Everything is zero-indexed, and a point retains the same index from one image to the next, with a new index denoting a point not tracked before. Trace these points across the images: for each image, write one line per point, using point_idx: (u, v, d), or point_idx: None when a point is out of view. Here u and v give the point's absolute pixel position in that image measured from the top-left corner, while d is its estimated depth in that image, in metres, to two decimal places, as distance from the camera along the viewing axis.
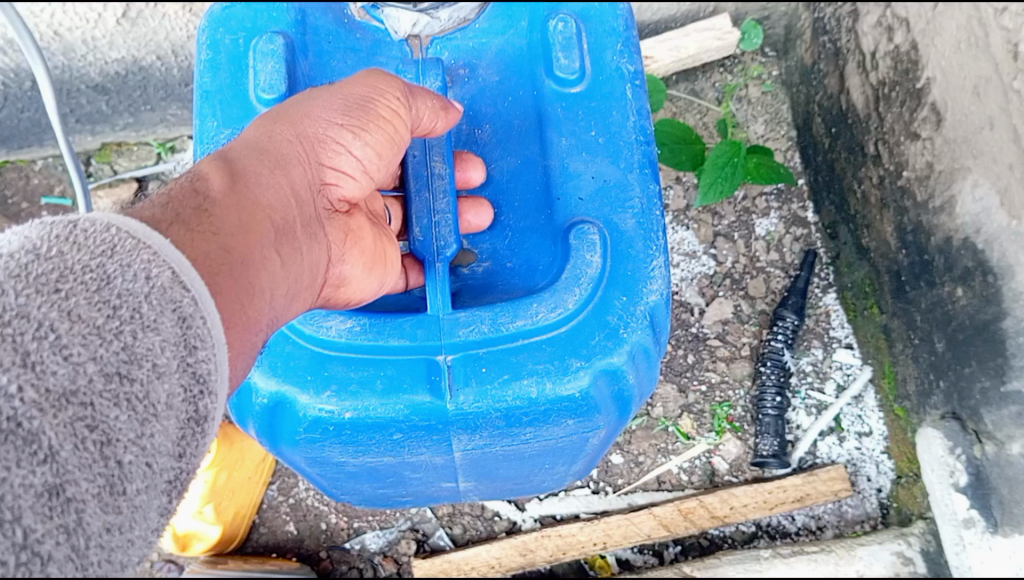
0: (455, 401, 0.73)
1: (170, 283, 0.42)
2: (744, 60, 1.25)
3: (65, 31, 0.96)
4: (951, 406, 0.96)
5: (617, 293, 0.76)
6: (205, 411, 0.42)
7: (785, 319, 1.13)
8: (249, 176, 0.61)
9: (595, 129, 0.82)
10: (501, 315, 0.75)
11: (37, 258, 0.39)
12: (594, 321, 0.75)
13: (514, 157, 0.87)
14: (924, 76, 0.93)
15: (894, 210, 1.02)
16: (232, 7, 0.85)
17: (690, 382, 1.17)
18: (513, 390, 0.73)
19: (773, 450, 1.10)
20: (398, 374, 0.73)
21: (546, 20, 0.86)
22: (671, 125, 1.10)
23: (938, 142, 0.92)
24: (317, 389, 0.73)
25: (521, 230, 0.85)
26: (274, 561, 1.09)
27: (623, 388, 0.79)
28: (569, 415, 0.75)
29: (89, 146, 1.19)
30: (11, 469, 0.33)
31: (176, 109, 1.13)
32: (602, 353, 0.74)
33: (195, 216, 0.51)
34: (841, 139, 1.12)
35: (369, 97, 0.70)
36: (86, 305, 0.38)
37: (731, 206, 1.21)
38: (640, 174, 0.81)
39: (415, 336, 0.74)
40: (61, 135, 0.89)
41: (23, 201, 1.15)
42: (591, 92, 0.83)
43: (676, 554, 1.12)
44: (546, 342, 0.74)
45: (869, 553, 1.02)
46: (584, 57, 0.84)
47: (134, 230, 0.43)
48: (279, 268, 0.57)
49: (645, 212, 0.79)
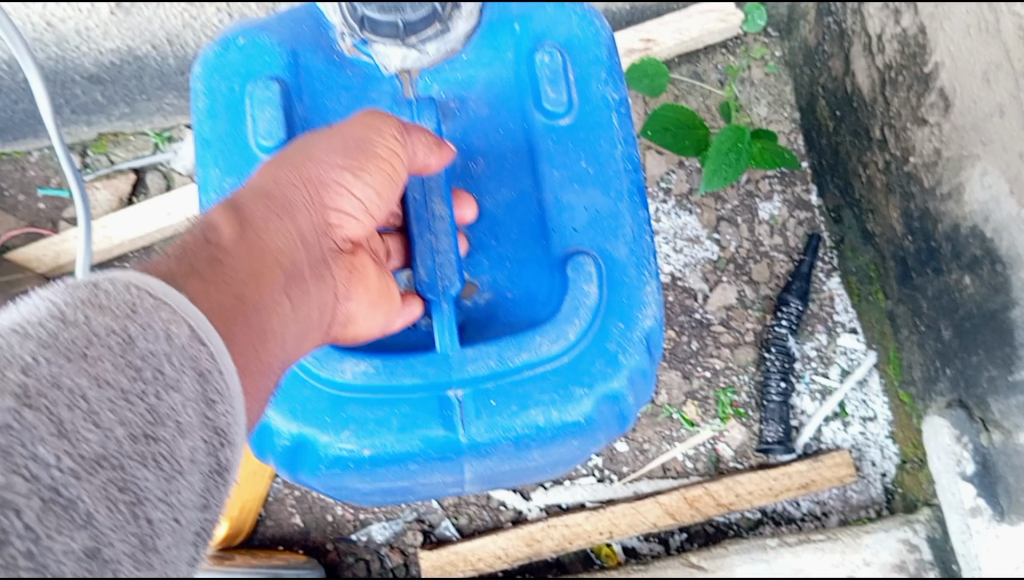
0: (467, 433, 0.75)
1: (190, 340, 0.44)
2: (747, 41, 1.23)
3: (58, 22, 0.96)
4: (958, 393, 0.95)
5: (615, 321, 0.78)
6: (227, 462, 0.44)
7: (790, 304, 1.13)
8: (257, 224, 0.60)
9: (585, 161, 0.82)
10: (507, 349, 0.75)
11: (65, 324, 0.41)
12: (595, 349, 0.77)
13: (509, 189, 0.84)
14: (933, 61, 0.92)
15: (899, 196, 1.02)
16: (225, 53, 0.83)
17: (694, 368, 1.16)
18: (522, 419, 0.75)
19: (778, 436, 1.10)
20: (413, 411, 0.75)
21: (532, 52, 0.84)
22: (673, 110, 1.08)
23: (946, 127, 0.91)
24: (336, 430, 0.75)
25: (520, 261, 0.83)
26: (280, 556, 1.08)
27: (625, 409, 0.80)
28: (574, 438, 0.77)
29: (85, 137, 1.16)
30: (52, 536, 0.35)
31: (172, 98, 1.11)
32: (603, 378, 0.76)
33: (208, 267, 0.53)
34: (845, 122, 1.10)
35: (368, 138, 0.68)
36: (112, 368, 0.40)
37: (734, 190, 1.20)
38: (630, 203, 0.81)
39: (426, 374, 0.75)
40: (54, 128, 0.87)
41: (20, 193, 1.14)
42: (579, 124, 0.82)
43: (682, 541, 1.12)
44: (551, 371, 0.76)
45: (876, 540, 1.02)
46: (571, 89, 0.83)
47: (153, 288, 0.45)
48: (289, 312, 0.58)
49: (636, 239, 0.80)
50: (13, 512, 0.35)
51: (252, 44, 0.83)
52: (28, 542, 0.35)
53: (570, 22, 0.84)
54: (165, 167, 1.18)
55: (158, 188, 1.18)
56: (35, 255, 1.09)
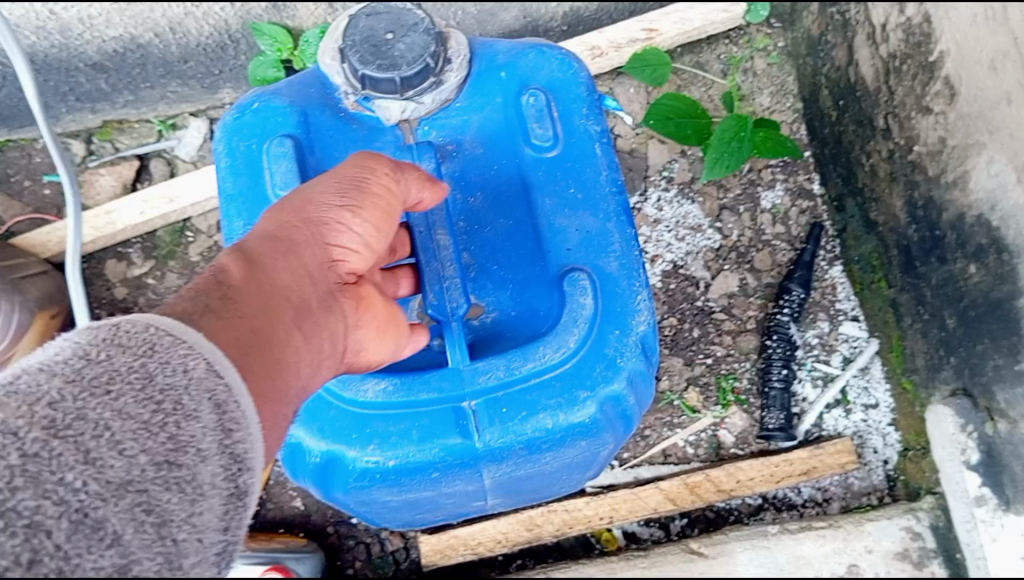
0: (482, 440, 0.76)
1: (205, 373, 0.45)
2: (750, 31, 1.22)
3: (60, 9, 0.95)
4: (962, 381, 0.95)
5: (611, 328, 0.78)
6: (245, 486, 0.45)
7: (791, 292, 1.12)
8: (265, 263, 0.61)
9: (574, 187, 0.82)
10: (513, 360, 0.77)
11: (87, 363, 0.43)
12: (594, 355, 0.78)
13: (506, 218, 0.84)
14: (938, 49, 0.91)
15: (903, 184, 1.01)
16: (243, 114, 0.85)
17: (695, 356, 1.16)
18: (532, 424, 0.76)
19: (779, 423, 1.10)
20: (431, 422, 0.76)
21: (518, 96, 0.84)
22: (674, 99, 1.08)
23: (951, 116, 0.90)
24: (362, 444, 0.76)
25: (521, 282, 0.83)
26: (281, 539, 1.08)
27: (625, 414, 0.81)
28: (581, 439, 0.78)
29: (89, 124, 1.14)
30: (82, 555, 0.37)
31: (176, 86, 1.10)
32: (604, 381, 0.77)
33: (221, 305, 0.54)
34: (849, 111, 1.10)
35: (361, 176, 0.70)
36: (134, 402, 0.42)
37: (737, 178, 1.20)
38: (618, 222, 0.81)
39: (441, 388, 0.77)
40: (41, 119, 0.88)
41: (26, 179, 1.14)
42: (566, 155, 0.83)
43: (683, 527, 1.12)
44: (555, 378, 0.77)
45: (878, 528, 1.03)
46: (556, 124, 0.83)
47: (170, 327, 0.47)
48: (302, 344, 0.59)
49: (626, 253, 0.80)
50: (44, 534, 0.37)
51: (266, 106, 0.84)
52: (59, 561, 0.36)
53: (551, 65, 0.85)
54: (168, 155, 1.17)
55: (162, 176, 1.16)
56: (39, 240, 1.10)
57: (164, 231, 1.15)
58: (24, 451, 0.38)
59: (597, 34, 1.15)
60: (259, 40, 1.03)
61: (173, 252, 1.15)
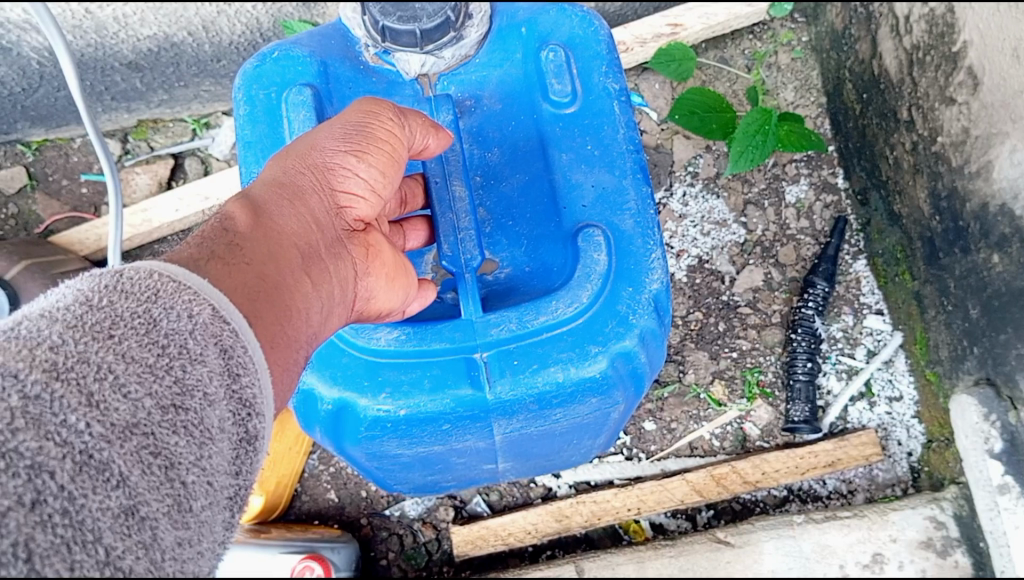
0: (493, 392, 0.77)
1: (211, 318, 0.46)
2: (774, 26, 1.23)
3: (97, 9, 0.94)
4: (985, 371, 0.97)
5: (624, 285, 0.78)
6: (255, 431, 0.47)
7: (816, 286, 1.14)
8: (272, 210, 0.63)
9: (590, 144, 0.83)
10: (526, 313, 0.77)
11: (90, 309, 0.43)
12: (606, 311, 0.78)
13: (522, 173, 0.87)
14: (961, 40, 0.92)
15: (927, 176, 1.02)
16: (262, 63, 0.85)
17: (721, 349, 1.17)
18: (542, 377, 0.77)
19: (804, 416, 1.11)
20: (443, 372, 0.77)
21: (538, 51, 0.86)
22: (700, 94, 1.09)
23: (974, 106, 0.91)
24: (374, 393, 0.77)
25: (535, 237, 0.86)
26: (316, 529, 1.11)
27: (636, 374, 0.82)
28: (591, 395, 0.79)
29: (126, 123, 1.18)
30: (87, 495, 0.37)
31: (209, 85, 1.13)
32: (616, 338, 0.77)
33: (228, 250, 0.55)
34: (872, 105, 1.11)
35: (365, 123, 0.71)
36: (138, 346, 0.43)
37: (761, 173, 1.21)
38: (635, 179, 0.82)
39: (453, 339, 0.78)
40: (88, 118, 0.89)
41: (64, 178, 1.16)
42: (583, 113, 0.84)
43: (709, 518, 1.14)
44: (567, 332, 0.77)
45: (902, 517, 1.04)
46: (575, 80, 0.84)
47: (175, 273, 0.48)
48: (311, 291, 0.60)
49: (642, 212, 0.81)
50: (47, 475, 0.36)
51: (286, 55, 0.85)
52: (64, 501, 0.36)
53: (571, 22, 0.86)
54: (203, 153, 1.20)
55: (197, 174, 1.20)
56: (78, 237, 1.12)
57: None
58: (25, 392, 0.38)
59: (622, 29, 1.16)
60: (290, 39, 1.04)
61: None
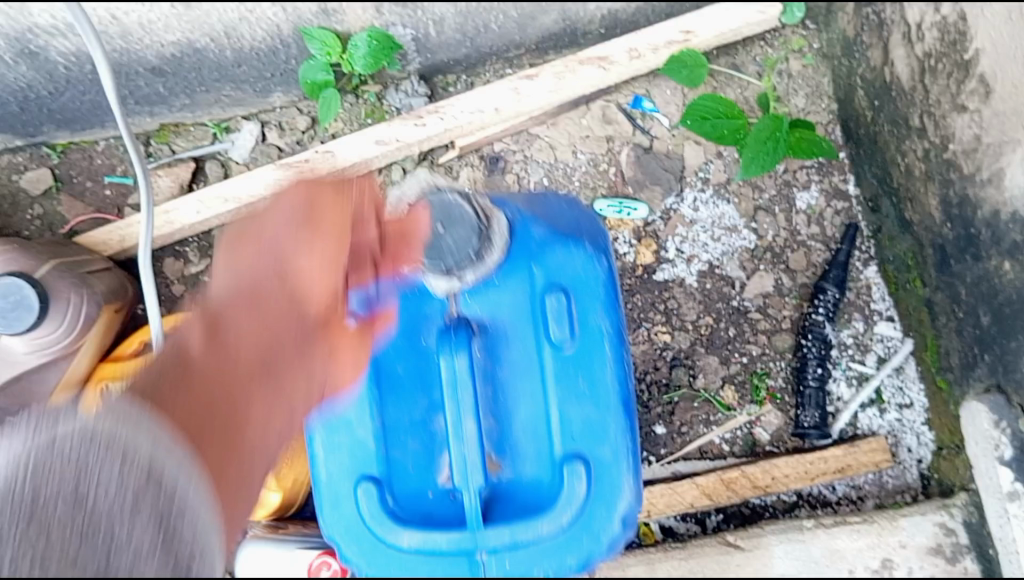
0: (488, 573, 0.81)
1: (136, 479, 0.48)
2: (785, 33, 1.22)
3: (123, 15, 0.96)
4: (996, 378, 0.99)
5: (598, 504, 0.83)
6: None
7: (826, 292, 1.15)
8: (226, 328, 0.63)
9: (582, 381, 0.82)
10: (519, 529, 0.79)
11: (20, 501, 0.47)
12: (583, 524, 0.82)
13: (520, 401, 0.83)
14: (973, 47, 0.96)
15: (938, 183, 1.03)
16: None
17: (731, 354, 1.18)
18: (538, 565, 0.82)
19: (814, 422, 1.13)
20: (444, 571, 0.81)
21: (542, 296, 0.82)
22: (712, 100, 1.11)
23: (986, 114, 0.95)
24: (397, 576, 0.82)
25: (528, 430, 0.83)
26: None
27: (602, 525, 0.82)
28: (569, 559, 0.83)
29: (149, 127, 1.19)
30: None
31: (229, 90, 1.15)
32: (594, 539, 0.82)
33: (168, 390, 0.58)
34: (884, 112, 1.11)
35: (312, 203, 0.67)
36: (58, 534, 0.45)
37: (772, 179, 1.20)
38: (619, 412, 0.83)
39: (456, 542, 0.79)
40: (121, 118, 0.90)
41: (88, 180, 1.19)
42: (576, 358, 0.82)
43: (719, 522, 1.14)
44: (550, 547, 0.81)
45: (912, 523, 1.05)
46: (572, 327, 0.82)
47: (102, 436, 0.50)
48: (265, 418, 0.62)
49: (620, 419, 0.83)
50: None
51: None
52: None
53: (575, 262, 0.82)
54: (223, 157, 1.21)
55: (217, 178, 1.21)
56: (102, 238, 1.15)
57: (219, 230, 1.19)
58: None
59: (635, 35, 1.17)
60: (310, 44, 1.07)
61: None
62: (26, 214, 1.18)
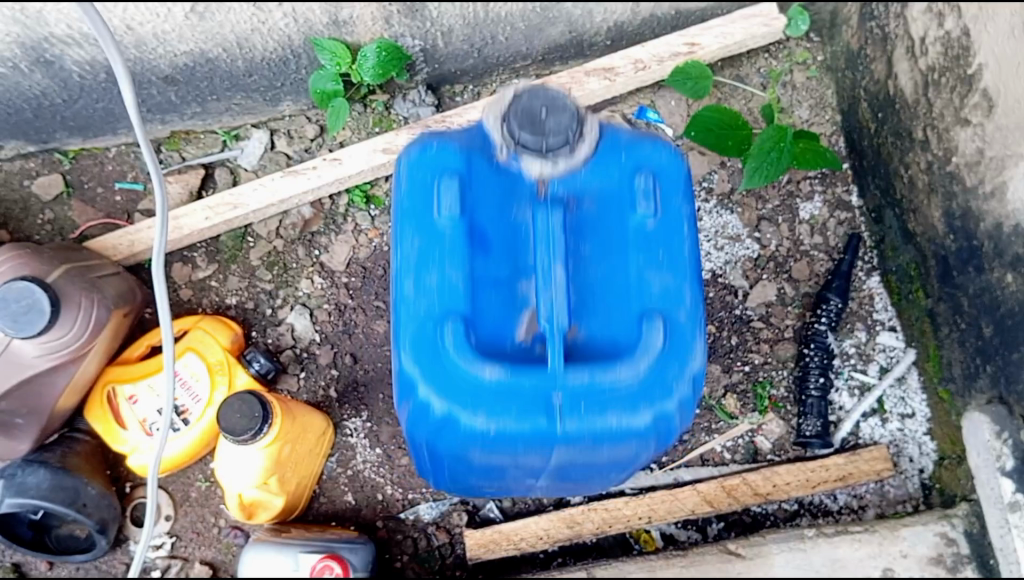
0: (563, 427, 0.80)
1: None
2: (790, 45, 1.23)
3: (137, 25, 0.97)
4: (998, 390, 1.01)
5: (672, 362, 0.82)
6: None
7: (829, 301, 1.15)
8: None
9: (662, 255, 0.84)
10: (597, 371, 0.80)
11: None
12: (653, 381, 0.81)
13: (600, 268, 0.84)
14: (976, 62, 0.95)
15: (941, 196, 1.04)
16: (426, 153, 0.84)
17: (734, 362, 1.18)
18: (602, 421, 0.81)
19: (816, 431, 1.13)
20: (518, 422, 0.80)
21: (632, 177, 0.85)
22: (715, 112, 1.11)
23: (988, 127, 0.94)
24: (471, 411, 0.80)
25: (608, 306, 0.83)
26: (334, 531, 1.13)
27: (672, 382, 0.82)
28: (634, 437, 0.82)
29: (159, 134, 1.20)
30: None
31: (240, 98, 1.16)
32: (663, 396, 0.81)
33: None
34: (887, 124, 1.12)
35: None
36: None
37: (775, 190, 1.21)
38: (694, 285, 0.84)
39: (535, 382, 0.79)
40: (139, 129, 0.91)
41: (99, 186, 1.20)
42: (658, 238, 0.84)
43: (720, 530, 1.15)
44: (622, 397, 0.81)
45: (913, 533, 1.05)
46: (659, 212, 0.84)
47: None
48: None
49: (694, 307, 0.84)
50: None
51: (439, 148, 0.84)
52: None
53: (661, 156, 0.85)
54: (232, 164, 1.22)
55: (226, 184, 1.22)
56: (111, 243, 1.16)
57: (227, 236, 1.20)
58: None
59: (639, 47, 1.18)
60: (319, 55, 1.08)
61: (236, 255, 1.20)
62: (37, 218, 1.19)
